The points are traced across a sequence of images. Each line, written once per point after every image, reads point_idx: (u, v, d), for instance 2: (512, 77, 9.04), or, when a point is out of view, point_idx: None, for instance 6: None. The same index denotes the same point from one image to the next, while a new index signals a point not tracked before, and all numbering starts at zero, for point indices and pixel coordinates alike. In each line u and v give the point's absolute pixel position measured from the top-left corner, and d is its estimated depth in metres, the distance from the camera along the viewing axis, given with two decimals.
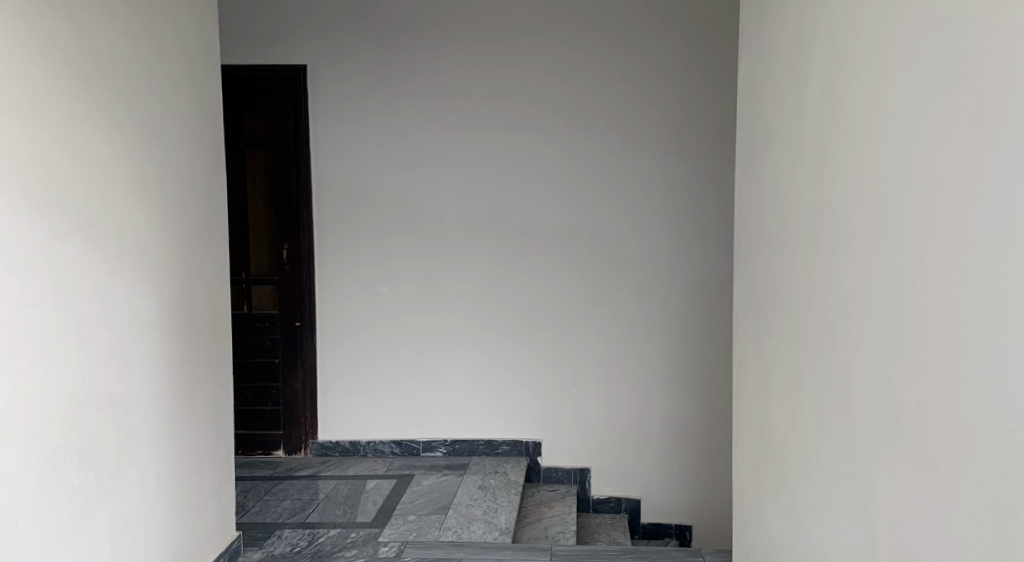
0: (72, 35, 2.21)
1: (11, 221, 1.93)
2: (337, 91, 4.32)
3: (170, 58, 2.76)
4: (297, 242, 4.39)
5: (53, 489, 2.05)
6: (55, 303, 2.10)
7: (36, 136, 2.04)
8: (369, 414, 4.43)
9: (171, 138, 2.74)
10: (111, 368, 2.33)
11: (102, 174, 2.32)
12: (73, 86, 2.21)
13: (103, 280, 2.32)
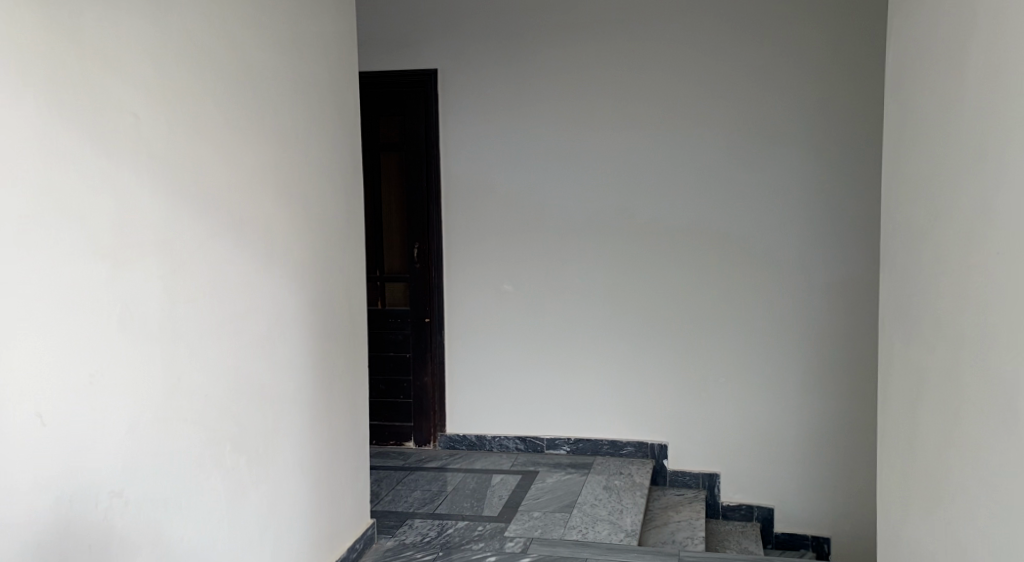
0: (226, 45, 2.37)
1: (175, 222, 2.11)
2: (468, 92, 4.42)
3: (313, 64, 2.90)
4: (426, 241, 4.52)
5: (210, 471, 2.21)
6: (214, 297, 2.27)
7: (193, 146, 2.19)
8: (495, 410, 4.51)
9: (314, 141, 2.89)
10: (260, 359, 2.48)
11: (255, 177, 2.49)
12: (229, 93, 2.37)
13: (255, 275, 2.48)
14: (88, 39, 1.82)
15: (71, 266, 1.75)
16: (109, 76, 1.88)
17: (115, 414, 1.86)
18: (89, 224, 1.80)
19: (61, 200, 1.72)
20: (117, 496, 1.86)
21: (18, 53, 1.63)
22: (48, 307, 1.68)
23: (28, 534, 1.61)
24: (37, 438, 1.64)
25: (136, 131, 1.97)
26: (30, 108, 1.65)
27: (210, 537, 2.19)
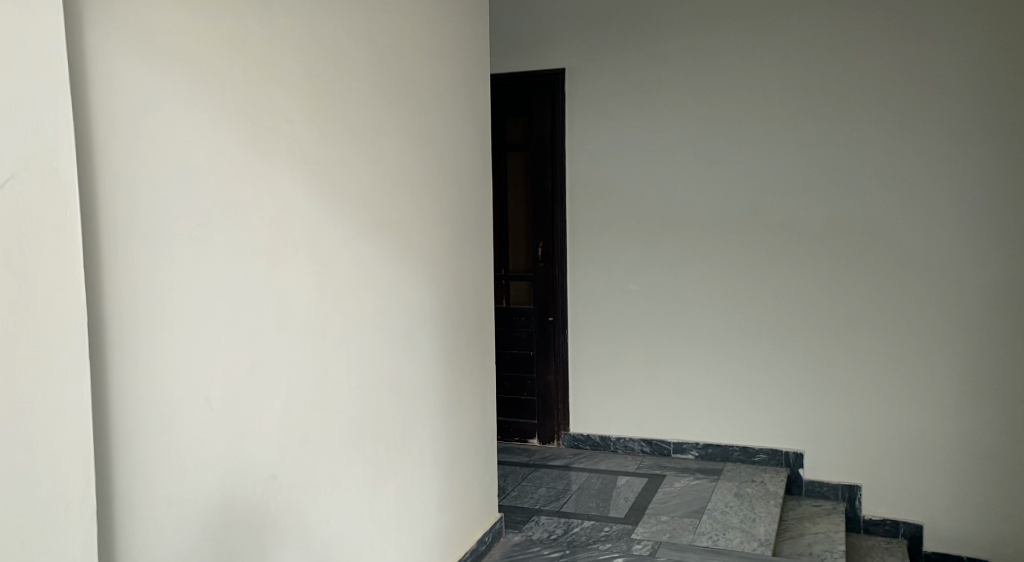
0: (372, 51, 2.46)
1: (327, 223, 2.22)
2: (597, 93, 4.43)
3: (450, 66, 2.97)
4: (551, 241, 4.58)
5: (353, 459, 2.30)
6: (358, 294, 2.36)
7: (342, 148, 2.29)
8: (621, 411, 4.50)
9: (449, 142, 2.97)
10: (398, 353, 2.57)
11: (395, 177, 2.58)
12: (375, 97, 2.47)
13: (394, 274, 2.57)
14: (253, 48, 1.93)
15: (235, 263, 1.86)
16: (271, 82, 1.99)
17: (271, 404, 1.97)
18: (251, 224, 1.91)
19: (228, 201, 1.84)
20: (272, 480, 1.96)
21: (193, 62, 1.75)
22: (216, 302, 1.80)
23: (195, 512, 1.73)
24: (203, 423, 1.75)
25: (293, 134, 2.07)
26: (202, 116, 1.77)
27: (352, 523, 2.28)
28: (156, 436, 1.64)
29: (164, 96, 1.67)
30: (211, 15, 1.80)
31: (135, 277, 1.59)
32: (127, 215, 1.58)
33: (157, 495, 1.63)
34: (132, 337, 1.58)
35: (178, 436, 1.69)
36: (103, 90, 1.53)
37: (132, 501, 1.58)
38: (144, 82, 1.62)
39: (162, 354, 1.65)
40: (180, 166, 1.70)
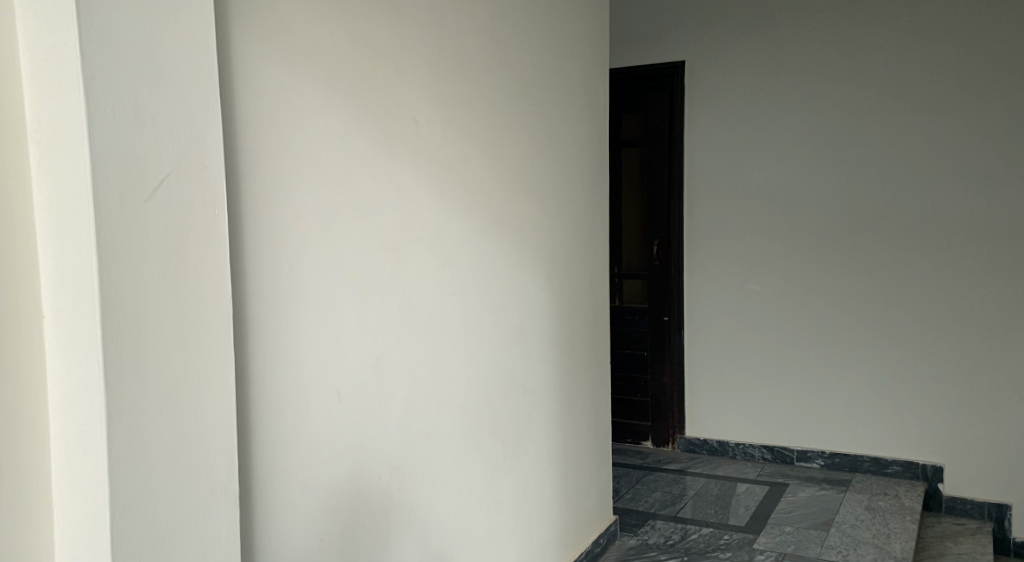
0: (515, 62, 2.58)
1: (476, 225, 2.36)
2: (719, 91, 4.45)
3: (584, 75, 3.07)
4: (667, 238, 4.64)
5: (473, 451, 2.33)
6: (501, 288, 2.50)
7: (475, 151, 2.36)
8: (738, 415, 4.49)
9: (580, 146, 3.05)
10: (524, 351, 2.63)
11: (531, 182, 2.68)
12: (518, 106, 2.60)
13: (525, 275, 2.65)
14: (394, 49, 2.00)
15: (367, 261, 1.93)
16: (408, 83, 2.06)
17: (398, 400, 2.02)
18: (384, 223, 1.98)
19: (365, 200, 1.91)
20: (396, 471, 2.01)
21: (334, 62, 1.82)
22: (345, 295, 1.86)
23: (326, 504, 1.79)
24: (331, 413, 1.82)
25: (429, 132, 2.14)
26: (340, 117, 1.84)
27: (476, 521, 2.33)
28: (286, 426, 1.70)
29: (304, 99, 1.75)
30: (355, 19, 1.87)
31: (269, 272, 1.68)
32: (264, 215, 1.67)
33: (286, 482, 1.70)
34: (268, 326, 1.67)
35: (310, 428, 1.76)
36: (252, 90, 1.63)
37: (265, 487, 1.66)
38: (286, 84, 1.70)
39: (299, 348, 1.73)
40: (318, 165, 1.78)
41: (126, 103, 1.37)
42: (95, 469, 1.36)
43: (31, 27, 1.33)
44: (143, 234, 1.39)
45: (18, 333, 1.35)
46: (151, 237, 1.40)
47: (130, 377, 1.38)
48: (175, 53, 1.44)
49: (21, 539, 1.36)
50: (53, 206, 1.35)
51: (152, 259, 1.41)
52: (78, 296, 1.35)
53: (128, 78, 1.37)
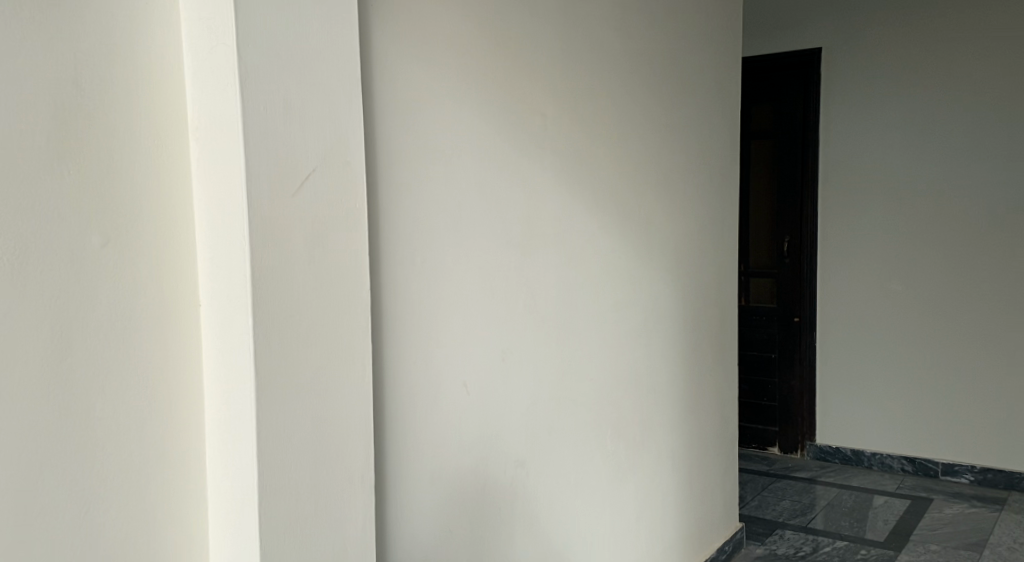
0: (652, 90, 2.75)
1: (611, 238, 2.54)
2: (864, 120, 5.02)
3: (720, 99, 3.23)
4: (798, 236, 5.27)
5: (599, 451, 2.46)
6: (628, 298, 2.62)
7: (590, 151, 2.45)
8: (876, 430, 5.05)
9: (713, 165, 3.18)
10: (655, 358, 2.76)
11: (664, 200, 2.83)
12: (655, 132, 2.77)
13: (656, 286, 2.78)
14: (509, 55, 2.15)
15: (492, 256, 2.09)
16: (523, 87, 2.19)
17: (518, 388, 2.16)
18: (507, 217, 2.13)
19: (487, 197, 2.07)
20: (522, 466, 2.17)
21: (465, 65, 2.02)
22: (478, 296, 2.04)
23: (448, 485, 1.95)
24: (463, 404, 1.99)
25: (545, 130, 2.27)
26: (462, 120, 2.01)
27: (588, 510, 2.42)
28: (421, 413, 1.89)
29: (428, 105, 1.92)
30: (472, 29, 2.03)
31: (406, 273, 1.86)
32: (397, 211, 1.85)
33: (420, 471, 1.88)
34: (404, 319, 1.85)
35: (432, 409, 1.91)
36: (390, 100, 1.83)
37: (403, 474, 1.85)
38: (414, 93, 1.89)
39: (433, 340, 1.92)
40: (443, 166, 1.96)
41: (273, 122, 1.58)
42: (241, 440, 1.58)
43: (196, 66, 1.64)
44: (282, 230, 1.59)
45: (178, 317, 1.65)
46: (287, 232, 1.60)
47: (274, 358, 1.58)
48: (313, 71, 1.64)
49: (182, 487, 1.67)
50: (212, 210, 1.61)
51: (294, 255, 1.61)
52: (232, 281, 1.57)
53: (275, 96, 1.58)
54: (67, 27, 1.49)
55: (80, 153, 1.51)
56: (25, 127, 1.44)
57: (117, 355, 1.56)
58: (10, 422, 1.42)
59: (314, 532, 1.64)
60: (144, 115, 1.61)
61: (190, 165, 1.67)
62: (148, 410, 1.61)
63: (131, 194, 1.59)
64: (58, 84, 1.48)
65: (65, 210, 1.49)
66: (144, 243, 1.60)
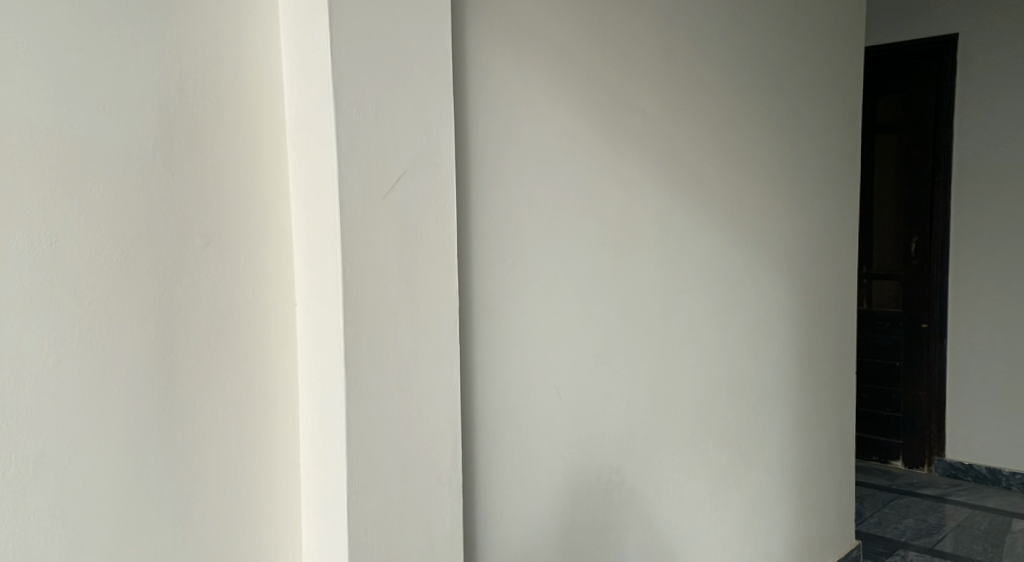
0: (762, 84, 2.63)
1: (716, 240, 2.45)
2: (1006, 112, 4.65)
3: (839, 94, 3.06)
4: (927, 236, 4.94)
5: (699, 459, 2.38)
6: (733, 303, 2.52)
7: (692, 147, 2.36)
8: (1015, 446, 4.67)
9: (830, 163, 3.01)
10: (762, 367, 2.64)
11: (774, 200, 2.70)
12: (765, 129, 2.65)
13: (764, 290, 2.66)
14: (606, 49, 2.09)
15: (586, 257, 2.05)
16: (621, 83, 2.13)
17: (612, 392, 2.12)
18: (602, 217, 2.09)
19: (581, 196, 2.03)
20: (615, 473, 2.13)
21: (562, 63, 1.98)
22: (571, 299, 2.01)
23: (539, 489, 1.93)
24: (554, 409, 1.97)
25: (645, 126, 2.20)
26: (557, 118, 1.97)
27: (687, 520, 2.34)
28: (511, 416, 1.88)
29: (521, 103, 1.89)
30: (567, 24, 1.99)
31: (497, 275, 1.85)
32: (488, 213, 1.84)
33: (510, 475, 1.87)
34: (493, 321, 1.84)
35: (521, 412, 1.90)
36: (483, 100, 1.82)
37: (492, 477, 1.84)
38: (506, 91, 1.86)
39: (523, 342, 1.90)
40: (535, 164, 1.93)
41: (365, 124, 1.59)
42: (331, 439, 1.60)
43: (292, 71, 1.68)
44: (373, 233, 1.60)
45: (274, 317, 1.70)
46: (377, 235, 1.61)
47: (363, 358, 1.60)
48: (402, 72, 1.65)
49: (277, 482, 1.71)
50: (305, 213, 1.64)
51: (385, 258, 1.62)
52: (323, 283, 1.60)
53: (365, 99, 1.59)
54: (169, 36, 1.55)
55: (181, 158, 1.57)
56: (129, 133, 1.51)
57: (216, 353, 1.62)
58: (112, 415, 1.50)
59: (402, 531, 1.66)
60: (242, 120, 1.65)
61: (286, 168, 1.71)
62: (246, 407, 1.66)
63: (229, 196, 1.64)
64: (162, 90, 1.55)
65: (166, 212, 1.55)
66: (243, 244, 1.65)
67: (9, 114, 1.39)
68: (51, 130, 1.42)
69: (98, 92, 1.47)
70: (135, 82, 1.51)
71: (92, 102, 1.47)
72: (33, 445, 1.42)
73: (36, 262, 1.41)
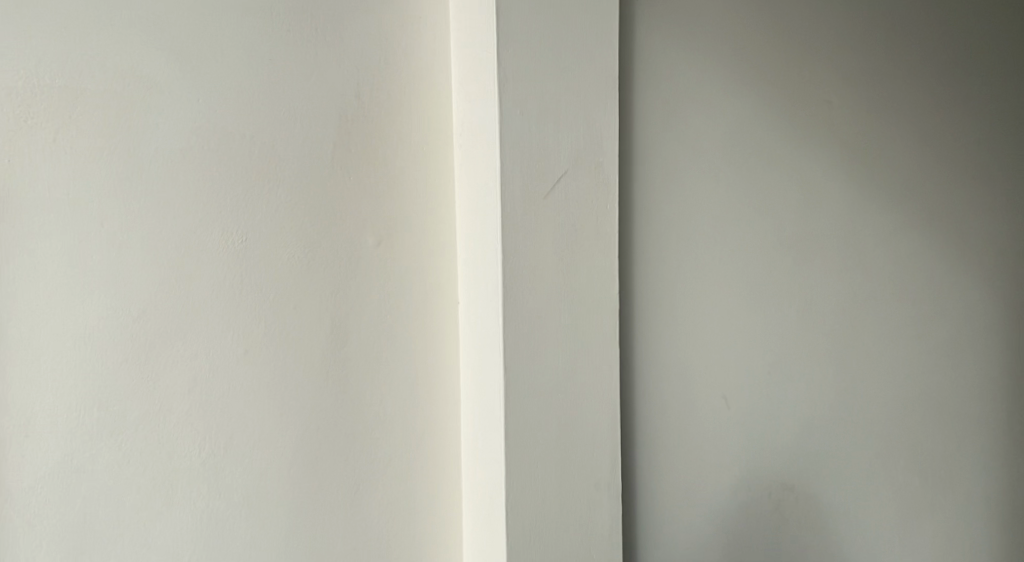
0: (977, 68, 2.36)
1: (914, 243, 2.23)
2: None
3: None
4: None
5: (887, 480, 2.19)
6: (935, 312, 2.29)
7: (884, 141, 2.17)
8: None
9: None
10: (972, 386, 2.37)
11: (994, 199, 2.41)
12: (982, 119, 2.37)
13: (979, 300, 2.38)
14: (784, 38, 1.98)
15: (761, 259, 1.94)
16: (800, 74, 2.00)
17: (788, 402, 2.00)
18: (780, 216, 1.97)
19: (754, 194, 1.93)
20: (789, 489, 2.00)
21: (737, 55, 1.89)
22: (742, 303, 1.92)
23: (702, 500, 1.87)
24: (721, 418, 1.89)
25: (829, 118, 2.05)
26: (728, 112, 1.88)
27: (872, 544, 2.17)
28: (672, 423, 1.83)
29: (688, 98, 1.83)
30: (739, 13, 1.90)
31: (661, 276, 1.81)
32: (654, 213, 1.79)
33: (668, 483, 1.83)
34: (655, 324, 1.80)
35: (682, 420, 1.84)
36: (649, 98, 1.78)
37: (650, 483, 1.81)
38: (671, 86, 1.80)
39: (688, 348, 1.84)
40: (704, 162, 1.85)
41: (531, 125, 1.59)
42: (492, 438, 1.62)
43: (458, 72, 1.69)
44: (535, 234, 1.60)
45: (438, 318, 1.72)
46: (540, 236, 1.60)
47: (523, 357, 1.59)
48: (567, 69, 1.63)
49: (438, 484, 1.73)
50: (471, 213, 1.66)
51: (546, 259, 1.61)
52: (485, 282, 1.62)
53: (531, 98, 1.59)
54: (348, 44, 1.63)
55: (357, 161, 1.64)
56: (312, 137, 1.61)
57: (387, 349, 1.68)
58: (295, 403, 1.61)
59: (561, 534, 1.65)
60: (415, 121, 1.69)
61: (451, 170, 1.72)
62: (411, 406, 1.70)
63: (400, 196, 1.68)
64: (342, 96, 1.63)
65: (342, 213, 1.63)
66: (411, 243, 1.69)
67: (214, 123, 1.54)
68: (246, 137, 1.56)
69: (287, 99, 1.58)
70: (314, 89, 1.61)
71: (282, 108, 1.58)
72: (225, 428, 1.56)
73: (231, 261, 1.55)
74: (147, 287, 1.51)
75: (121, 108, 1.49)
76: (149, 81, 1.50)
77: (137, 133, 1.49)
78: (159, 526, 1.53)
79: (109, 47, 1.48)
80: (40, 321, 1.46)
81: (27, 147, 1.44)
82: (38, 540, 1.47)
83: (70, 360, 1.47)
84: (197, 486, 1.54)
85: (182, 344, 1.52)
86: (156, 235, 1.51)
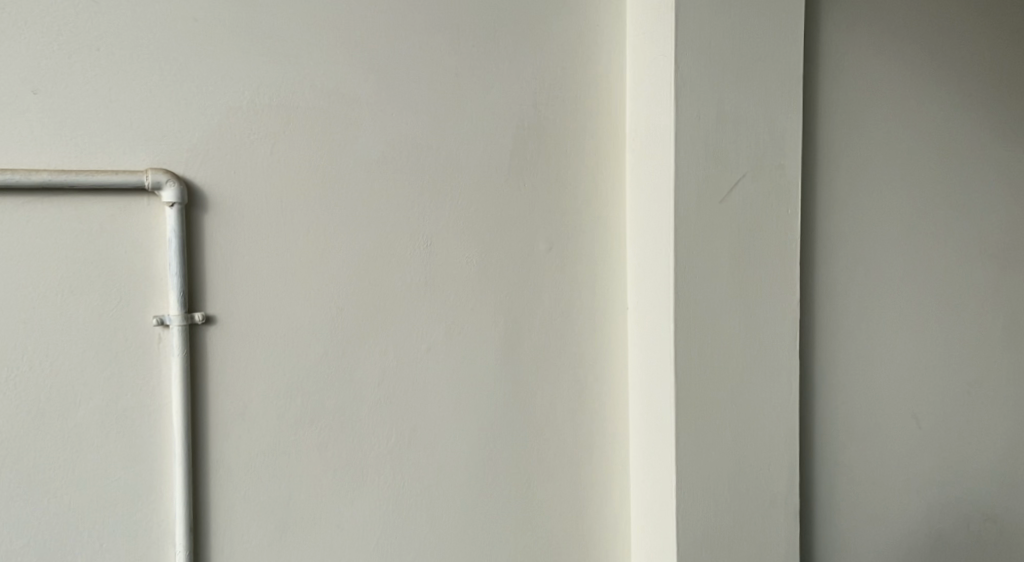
0: None
1: None
2: None
3: None
4: None
5: None
6: None
7: None
8: None
9: None
10: None
11: None
12: None
13: None
14: (995, 29, 1.81)
15: (960, 268, 1.80)
16: (1007, 66, 1.84)
17: (988, 425, 1.84)
18: (982, 222, 1.81)
19: (952, 198, 1.78)
20: (988, 518, 1.85)
21: (938, 49, 1.76)
22: (936, 315, 1.78)
23: (888, 524, 1.76)
24: (910, 438, 1.77)
25: None
26: (926, 110, 1.75)
27: None
28: (856, 442, 1.73)
29: (878, 96, 1.71)
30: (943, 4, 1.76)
31: (847, 285, 1.71)
32: (839, 218, 1.70)
33: (850, 504, 1.73)
34: (839, 336, 1.71)
35: (867, 439, 1.74)
36: (836, 98, 1.69)
37: (832, 503, 1.72)
38: (858, 84, 1.70)
39: (874, 362, 1.74)
40: (894, 164, 1.73)
41: (709, 129, 1.56)
42: (663, 445, 1.60)
43: (634, 79, 1.70)
44: (711, 240, 1.57)
45: (608, 321, 1.74)
46: (717, 242, 1.57)
47: (696, 365, 1.56)
48: (749, 70, 1.58)
49: (607, 485, 1.75)
50: (644, 218, 1.65)
51: (722, 265, 1.57)
52: (658, 288, 1.60)
53: (710, 101, 1.56)
54: (527, 56, 1.68)
55: (532, 168, 1.69)
56: (491, 146, 1.67)
57: (558, 350, 1.72)
58: (470, 400, 1.67)
59: (734, 548, 1.61)
60: (588, 129, 1.72)
61: (625, 175, 1.74)
62: (581, 407, 1.73)
63: (574, 201, 1.71)
64: (520, 105, 1.68)
65: (518, 219, 1.69)
66: (583, 247, 1.72)
67: (400, 135, 1.62)
68: (430, 147, 1.64)
69: (469, 111, 1.66)
70: (493, 100, 1.67)
71: (464, 120, 1.65)
72: (408, 421, 1.64)
73: (413, 264, 1.64)
74: (342, 287, 1.61)
75: (322, 119, 1.59)
76: (346, 93, 1.60)
77: (332, 145, 1.59)
78: (349, 511, 1.62)
79: (312, 62, 1.58)
80: (251, 317, 1.57)
81: (242, 155, 1.55)
82: (247, 520, 1.58)
83: (272, 354, 1.58)
84: (382, 475, 1.63)
85: (372, 342, 1.62)
86: (350, 239, 1.61)
